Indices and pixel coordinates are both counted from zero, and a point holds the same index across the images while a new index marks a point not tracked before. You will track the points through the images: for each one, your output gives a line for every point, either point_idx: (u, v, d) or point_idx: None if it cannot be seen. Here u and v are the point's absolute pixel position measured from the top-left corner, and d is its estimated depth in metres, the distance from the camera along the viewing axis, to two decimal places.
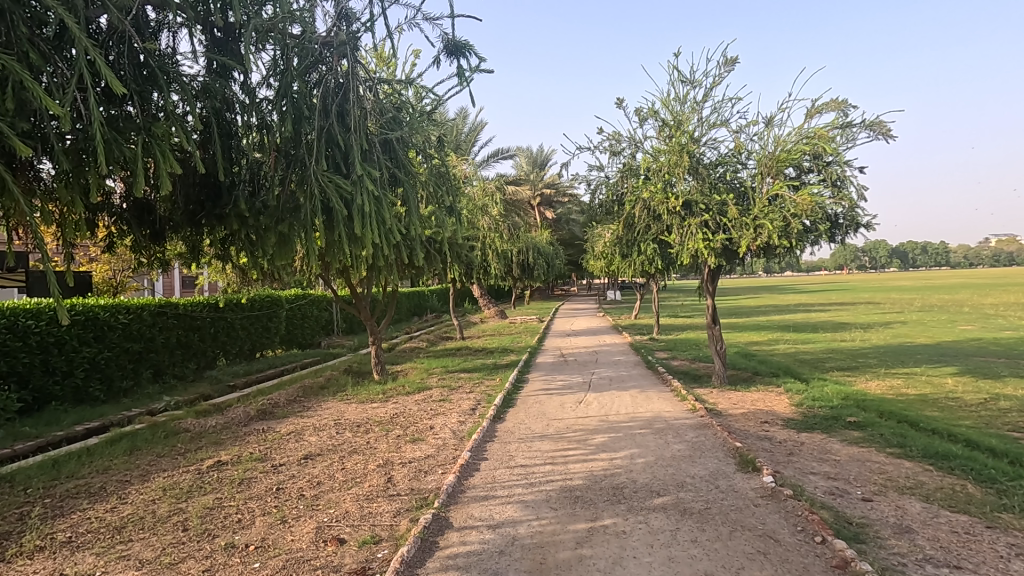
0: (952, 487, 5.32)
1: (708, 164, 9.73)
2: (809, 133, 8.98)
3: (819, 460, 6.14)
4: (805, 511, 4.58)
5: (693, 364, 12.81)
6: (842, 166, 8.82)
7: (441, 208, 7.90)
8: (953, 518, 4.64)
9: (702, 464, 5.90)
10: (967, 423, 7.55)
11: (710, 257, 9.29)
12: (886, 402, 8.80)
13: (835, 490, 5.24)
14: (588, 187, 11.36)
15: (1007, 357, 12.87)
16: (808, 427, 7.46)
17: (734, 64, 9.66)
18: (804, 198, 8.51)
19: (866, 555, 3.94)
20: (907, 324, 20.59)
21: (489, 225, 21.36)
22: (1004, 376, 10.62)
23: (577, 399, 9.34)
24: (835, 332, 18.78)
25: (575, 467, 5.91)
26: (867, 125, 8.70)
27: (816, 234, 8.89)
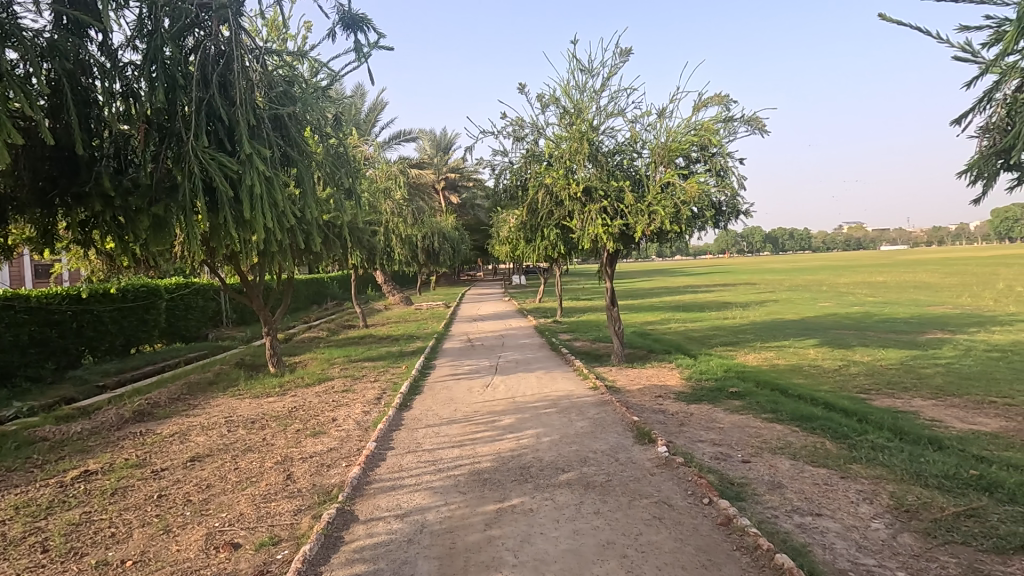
0: (814, 445, 6.02)
1: (607, 152, 10.10)
2: (697, 125, 9.59)
3: (706, 428, 6.68)
4: (694, 476, 4.97)
5: (595, 344, 13.40)
6: (725, 157, 9.55)
7: (339, 190, 7.55)
8: (814, 472, 5.27)
9: (603, 439, 6.19)
10: (826, 388, 8.60)
11: (609, 242, 9.67)
12: (762, 372, 9.75)
13: (719, 455, 5.74)
14: (492, 172, 11.38)
15: (857, 329, 14.78)
16: (696, 399, 8.11)
17: (629, 56, 10.05)
18: (692, 186, 9.06)
19: (745, 511, 4.36)
20: (778, 302, 22.97)
21: (393, 208, 20.77)
22: (855, 346, 12.19)
23: (484, 382, 9.42)
24: (719, 311, 20.50)
25: (482, 449, 5.97)
26: (745, 120, 9.47)
27: (703, 220, 9.57)
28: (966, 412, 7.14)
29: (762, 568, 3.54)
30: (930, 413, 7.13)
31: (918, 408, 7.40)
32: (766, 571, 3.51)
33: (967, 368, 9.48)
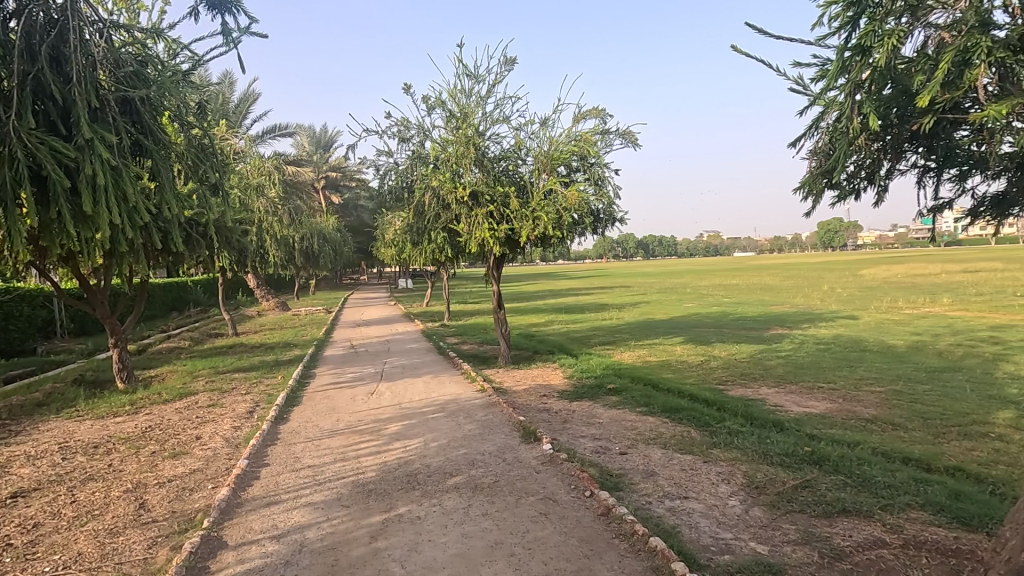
0: (681, 433, 6.58)
1: (492, 157, 10.25)
2: (577, 136, 10.07)
3: (587, 424, 7.02)
4: (576, 471, 5.20)
5: (482, 347, 13.53)
6: (602, 168, 10.13)
7: (204, 185, 6.88)
8: (681, 459, 5.76)
9: (491, 440, 6.24)
10: (690, 381, 9.45)
11: (496, 246, 9.81)
12: (636, 369, 10.47)
13: (599, 448, 6.06)
14: (376, 172, 11.05)
15: (716, 326, 16.45)
16: (578, 396, 8.49)
17: (513, 64, 10.29)
18: (572, 195, 9.56)
19: (623, 500, 4.64)
20: (650, 304, 24.86)
21: (266, 207, 19.34)
22: (714, 342, 13.54)
23: (368, 390, 9.09)
24: (598, 312, 21.71)
25: (367, 460, 5.74)
26: (620, 133, 10.12)
27: (583, 226, 10.07)
28: (801, 397, 8.23)
29: (638, 552, 3.79)
30: (773, 400, 8.12)
31: (764, 395, 8.40)
32: (642, 554, 3.76)
33: (802, 359, 10.95)
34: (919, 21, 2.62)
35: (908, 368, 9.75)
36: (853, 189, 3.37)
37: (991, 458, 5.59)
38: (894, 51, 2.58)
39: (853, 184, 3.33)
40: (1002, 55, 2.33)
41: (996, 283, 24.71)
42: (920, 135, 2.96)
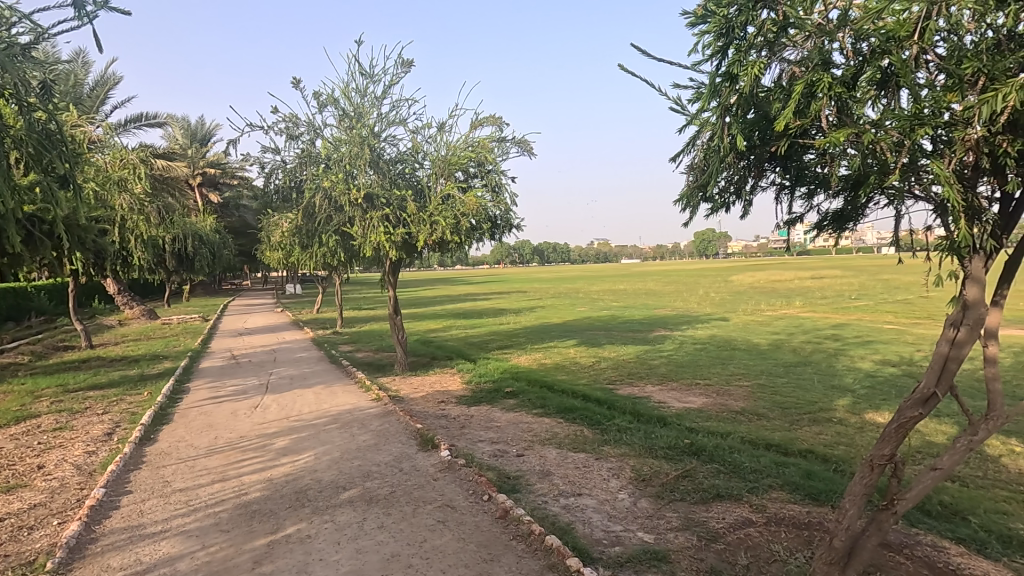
0: (575, 433, 6.83)
1: (388, 160, 10.00)
2: (474, 142, 10.14)
3: (485, 429, 7.06)
4: (475, 475, 5.20)
5: (378, 354, 13.12)
6: (499, 174, 10.28)
7: (49, 175, 6.01)
8: (575, 457, 5.98)
9: (386, 450, 6.06)
10: (583, 382, 9.85)
11: (392, 250, 9.55)
12: (532, 372, 10.72)
13: (497, 452, 6.11)
14: (261, 170, 10.35)
15: (606, 329, 17.32)
16: (476, 401, 8.52)
17: (410, 67, 10.14)
18: (470, 200, 9.50)
19: (520, 501, 4.72)
20: (545, 308, 25.62)
21: (130, 204, 17.30)
22: (604, 344, 14.25)
23: (252, 403, 8.44)
24: (496, 317, 21.97)
25: (250, 479, 5.32)
26: (516, 142, 10.35)
27: (480, 232, 10.14)
28: (681, 393, 8.90)
29: (535, 551, 3.87)
30: (658, 397, 8.70)
31: (650, 393, 8.98)
32: (539, 553, 3.84)
33: (682, 358, 11.85)
34: (776, 55, 2.96)
35: (769, 363, 10.93)
36: (724, 201, 3.72)
37: (834, 440, 6.42)
38: (755, 80, 2.89)
39: (724, 197, 3.66)
40: (838, 90, 2.70)
41: (835, 288, 28.53)
42: (777, 156, 3.33)
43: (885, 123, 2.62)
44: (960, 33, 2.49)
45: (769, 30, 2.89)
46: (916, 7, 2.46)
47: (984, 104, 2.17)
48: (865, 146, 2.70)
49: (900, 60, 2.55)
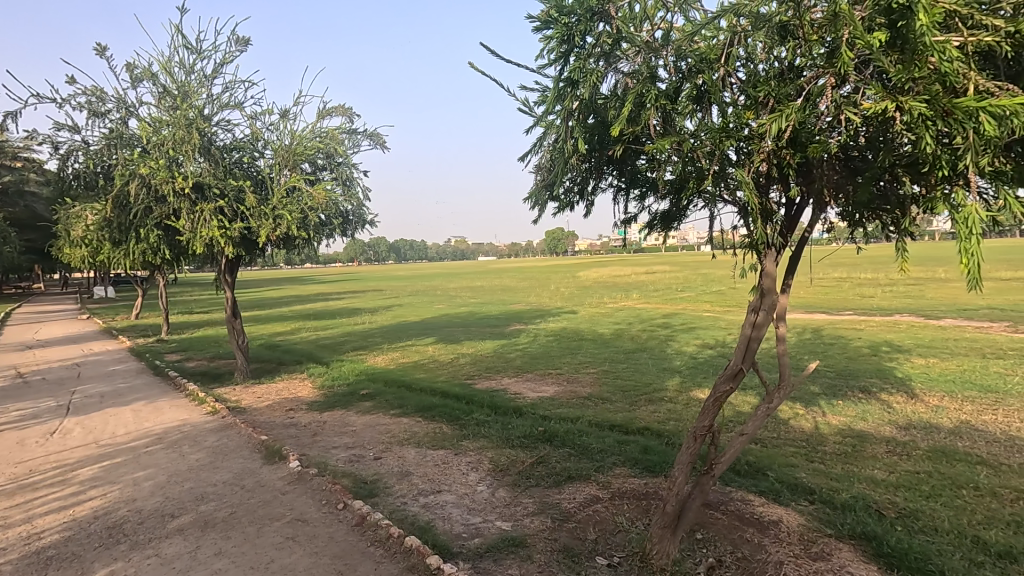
0: (434, 430, 6.79)
1: (222, 146, 9.02)
2: (322, 132, 9.56)
3: (339, 434, 6.71)
4: (328, 484, 4.93)
5: (213, 363, 11.78)
6: (350, 168, 9.83)
7: None
8: (435, 454, 5.95)
9: (225, 468, 5.47)
10: (441, 378, 9.84)
11: (228, 247, 8.60)
12: (390, 372, 10.44)
13: (352, 457, 5.85)
14: (55, 151, 8.71)
15: (464, 325, 17.49)
16: (328, 406, 8.06)
17: (247, 46, 9.27)
18: (319, 193, 8.88)
19: (378, 505, 4.57)
20: (403, 306, 25.15)
21: None
22: (462, 340, 14.39)
23: (47, 429, 7.06)
24: (350, 317, 21.02)
25: (45, 520, 4.45)
26: (368, 134, 9.98)
27: (331, 228, 9.60)
28: (535, 384, 9.32)
29: (394, 555, 3.77)
30: (514, 388, 9.00)
31: (506, 385, 9.25)
32: (398, 555, 3.76)
33: (535, 350, 12.41)
34: (611, 66, 3.21)
35: (612, 351, 11.91)
36: (569, 201, 3.94)
37: (666, 417, 7.20)
38: (594, 88, 3.12)
39: (569, 197, 3.89)
40: (663, 102, 3.01)
41: (665, 281, 32.01)
42: (614, 160, 3.63)
43: (700, 135, 2.99)
44: (755, 61, 2.90)
45: (605, 42, 3.13)
46: (723, 36, 2.85)
47: (772, 121, 2.56)
48: (685, 153, 3.04)
49: (710, 80, 2.91)
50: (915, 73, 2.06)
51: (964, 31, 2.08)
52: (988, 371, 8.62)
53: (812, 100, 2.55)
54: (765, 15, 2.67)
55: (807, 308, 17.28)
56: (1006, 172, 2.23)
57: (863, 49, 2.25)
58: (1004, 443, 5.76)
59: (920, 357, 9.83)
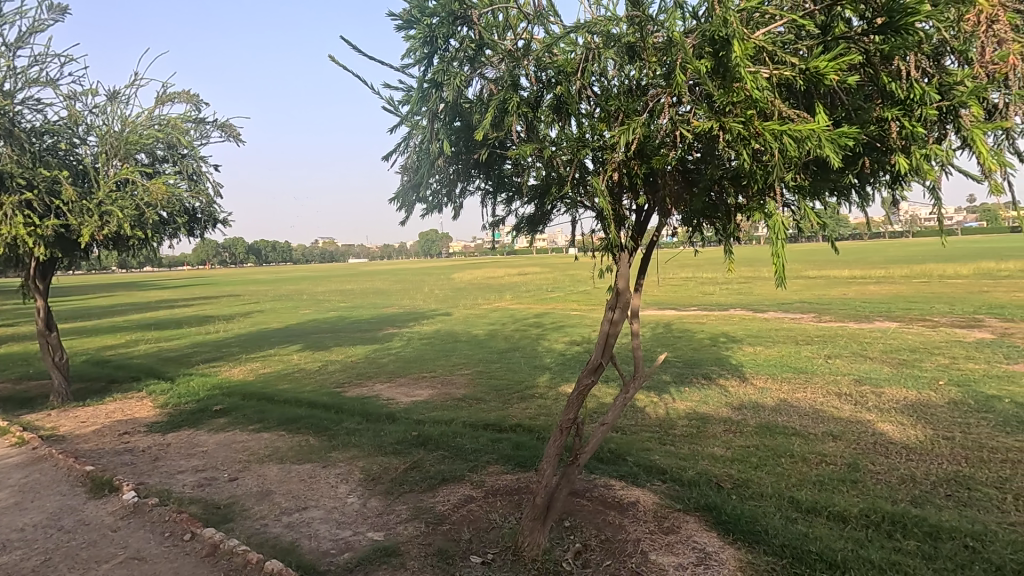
0: (299, 443, 6.37)
1: (29, 129, 7.65)
2: (162, 119, 8.51)
3: (186, 457, 6.01)
4: (172, 513, 4.40)
5: (20, 385, 9.92)
6: (197, 161, 8.86)
7: None
8: (300, 469, 5.58)
9: (37, 508, 4.64)
10: (307, 388, 9.26)
11: (38, 248, 7.32)
12: (248, 384, 9.59)
13: (203, 481, 5.28)
14: None
15: (333, 331, 16.65)
16: (173, 426, 7.20)
17: (65, 14, 7.98)
18: (158, 187, 7.89)
19: (233, 531, 4.18)
20: (263, 312, 23.28)
21: None
22: (331, 346, 13.68)
23: None
24: (200, 326, 18.96)
25: None
26: (219, 125, 9.08)
27: (174, 227, 8.58)
28: (409, 388, 9.15)
29: None
30: (386, 394, 8.75)
31: (378, 391, 8.97)
32: None
33: (409, 354, 12.19)
34: (476, 71, 3.26)
35: (486, 352, 12.10)
36: (437, 203, 3.94)
37: (537, 412, 7.48)
38: (458, 91, 3.14)
39: (437, 199, 3.88)
40: (524, 110, 3.13)
41: (536, 282, 33.29)
42: (480, 164, 3.69)
43: (559, 143, 3.15)
44: (607, 77, 3.10)
45: (468, 47, 3.17)
46: (578, 51, 3.02)
47: (621, 134, 2.77)
48: (546, 160, 3.18)
49: (567, 92, 3.08)
50: (733, 97, 2.37)
51: (771, 64, 2.42)
52: (799, 355, 10.16)
53: (654, 116, 2.79)
54: (615, 35, 2.89)
55: (660, 305, 19.01)
56: (805, 187, 2.62)
57: (694, 74, 2.52)
58: (810, 415, 6.83)
59: (749, 345, 11.29)
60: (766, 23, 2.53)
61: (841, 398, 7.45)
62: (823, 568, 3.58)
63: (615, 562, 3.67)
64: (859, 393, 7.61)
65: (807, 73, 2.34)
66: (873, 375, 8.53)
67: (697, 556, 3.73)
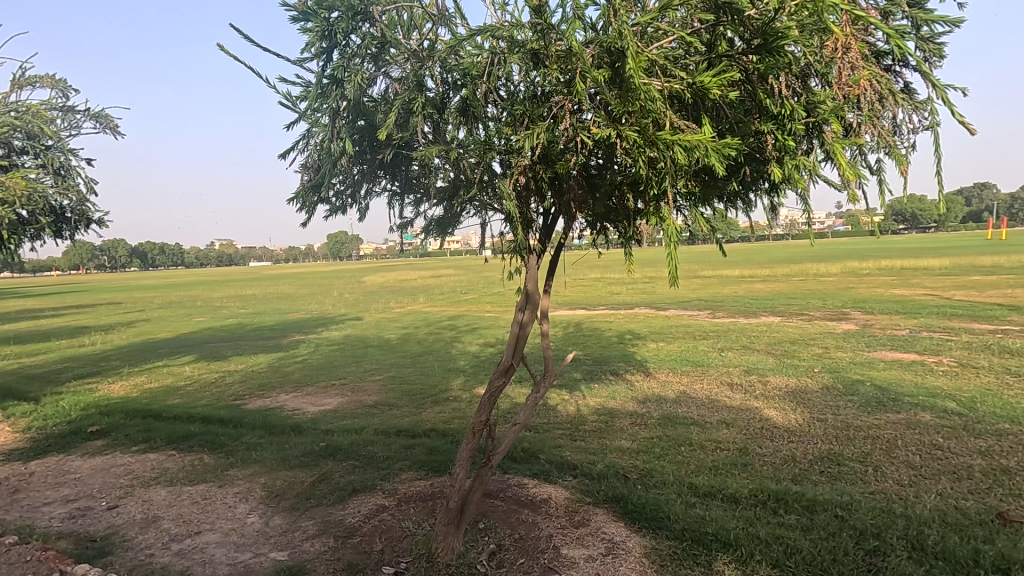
0: (191, 463, 5.87)
1: None
2: (21, 106, 7.53)
3: (53, 487, 5.34)
4: (36, 552, 3.88)
5: None
6: (66, 153, 7.93)
7: None
8: (192, 491, 5.14)
9: None
10: (201, 402, 8.56)
11: None
12: (131, 401, 8.70)
13: (74, 513, 4.71)
14: None
15: (231, 339, 15.52)
16: (38, 453, 6.36)
17: None
18: (16, 183, 6.96)
19: (112, 566, 3.77)
20: (149, 321, 21.23)
21: None
22: (228, 356, 12.74)
23: None
24: (72, 338, 16.92)
25: None
26: (92, 114, 8.18)
27: (37, 227, 7.63)
28: (316, 397, 8.73)
29: None
30: (291, 404, 8.30)
31: (282, 402, 8.48)
32: None
33: (316, 361, 11.64)
34: (379, 70, 3.18)
35: (398, 356, 11.83)
36: (341, 204, 3.79)
37: (450, 416, 7.42)
38: (359, 88, 3.05)
39: (341, 200, 3.73)
40: (429, 110, 3.09)
41: (450, 285, 33.11)
42: (387, 165, 3.59)
43: (466, 146, 3.14)
44: (512, 82, 3.14)
45: (370, 45, 3.09)
46: (484, 55, 3.03)
47: (525, 138, 2.82)
48: (452, 162, 3.16)
49: (473, 95, 3.08)
50: (629, 107, 2.49)
51: (663, 77, 2.57)
52: (697, 350, 10.89)
53: (557, 122, 2.86)
54: (520, 41, 2.93)
55: (571, 305, 19.58)
56: (696, 193, 2.81)
57: (593, 82, 2.61)
58: (707, 405, 7.33)
59: (652, 341, 11.94)
60: (658, 39, 2.68)
61: (733, 388, 8.07)
62: (718, 547, 3.85)
63: (528, 559, 3.72)
64: (748, 383, 8.29)
65: (694, 87, 2.51)
66: (760, 366, 9.33)
67: (606, 546, 3.88)
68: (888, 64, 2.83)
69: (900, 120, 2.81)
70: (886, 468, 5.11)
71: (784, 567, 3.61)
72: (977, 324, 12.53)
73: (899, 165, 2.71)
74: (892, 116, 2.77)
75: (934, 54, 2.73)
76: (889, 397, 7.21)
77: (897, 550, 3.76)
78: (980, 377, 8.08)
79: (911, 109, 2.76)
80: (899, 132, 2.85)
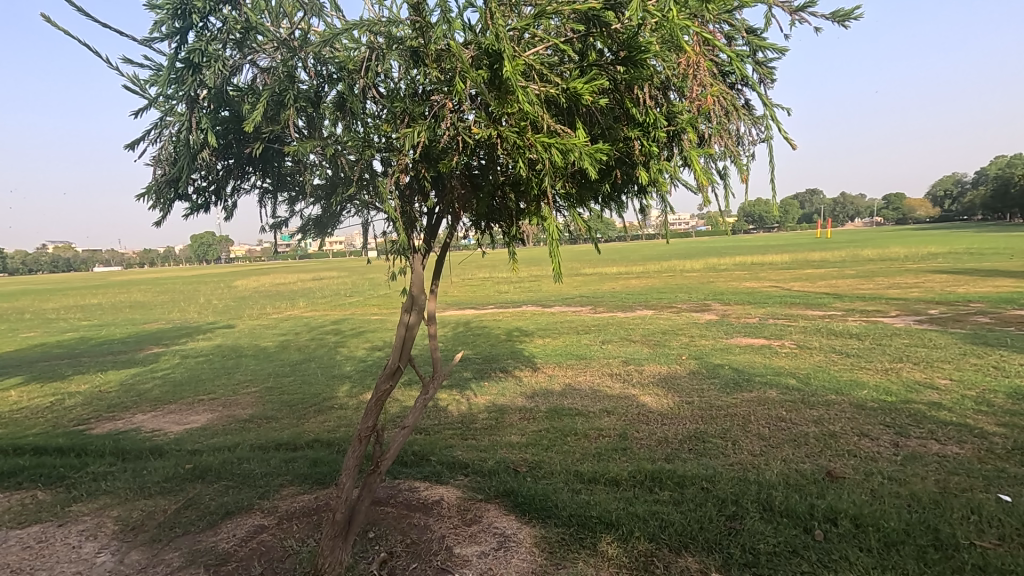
0: (20, 502, 5.01)
1: None
2: None
3: None
4: None
5: None
6: None
7: None
8: (22, 534, 4.40)
9: None
10: (32, 431, 7.34)
11: None
12: None
13: None
14: None
15: (70, 356, 13.45)
16: None
17: None
18: None
19: None
20: None
21: None
22: (66, 376, 11.03)
23: None
24: None
25: None
26: None
27: None
28: (179, 415, 7.88)
29: None
30: (150, 425, 7.41)
31: (138, 424, 7.54)
32: None
33: (179, 376, 10.49)
34: (245, 57, 2.97)
35: (277, 365, 11.06)
36: (204, 201, 3.45)
37: (336, 424, 7.09)
38: (219, 74, 2.83)
39: (204, 197, 3.41)
40: (302, 103, 2.92)
41: (333, 288, 31.60)
42: (256, 160, 3.33)
43: (344, 141, 3.01)
44: (393, 79, 3.06)
45: (233, 29, 2.87)
46: (361, 49, 2.94)
47: (406, 136, 2.77)
48: (329, 158, 3.01)
49: (350, 90, 2.96)
50: (507, 108, 2.54)
51: (539, 80, 2.67)
52: (580, 343, 11.43)
53: (439, 120, 2.82)
54: (398, 37, 2.87)
55: (459, 305, 19.60)
56: (572, 194, 2.95)
57: (474, 83, 2.63)
58: (590, 396, 7.74)
59: (539, 338, 12.32)
60: (535, 45, 2.77)
61: (614, 378, 8.58)
62: (602, 529, 4.08)
63: (421, 563, 3.68)
64: (626, 372, 8.87)
65: (568, 92, 2.63)
66: (636, 356, 10.02)
67: (498, 541, 3.95)
68: (732, 82, 3.18)
69: (742, 132, 3.17)
70: (743, 442, 5.74)
71: (659, 540, 3.91)
72: (810, 310, 14.51)
73: (742, 173, 3.06)
74: (736, 129, 3.11)
75: (767, 77, 3.13)
76: (743, 378, 8.12)
77: (751, 512, 4.24)
78: (813, 356, 9.39)
79: (750, 124, 3.12)
80: (742, 143, 3.21)
